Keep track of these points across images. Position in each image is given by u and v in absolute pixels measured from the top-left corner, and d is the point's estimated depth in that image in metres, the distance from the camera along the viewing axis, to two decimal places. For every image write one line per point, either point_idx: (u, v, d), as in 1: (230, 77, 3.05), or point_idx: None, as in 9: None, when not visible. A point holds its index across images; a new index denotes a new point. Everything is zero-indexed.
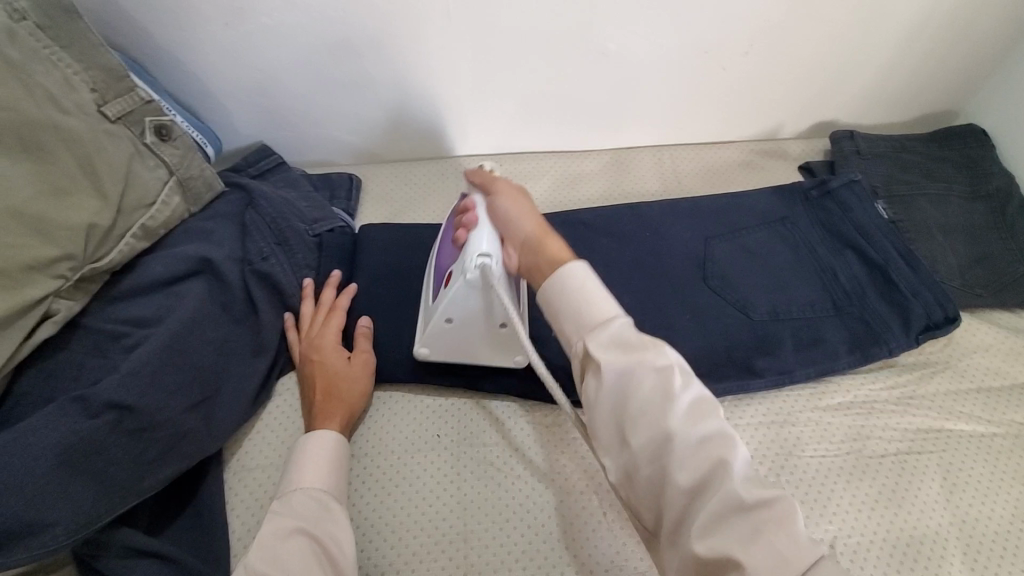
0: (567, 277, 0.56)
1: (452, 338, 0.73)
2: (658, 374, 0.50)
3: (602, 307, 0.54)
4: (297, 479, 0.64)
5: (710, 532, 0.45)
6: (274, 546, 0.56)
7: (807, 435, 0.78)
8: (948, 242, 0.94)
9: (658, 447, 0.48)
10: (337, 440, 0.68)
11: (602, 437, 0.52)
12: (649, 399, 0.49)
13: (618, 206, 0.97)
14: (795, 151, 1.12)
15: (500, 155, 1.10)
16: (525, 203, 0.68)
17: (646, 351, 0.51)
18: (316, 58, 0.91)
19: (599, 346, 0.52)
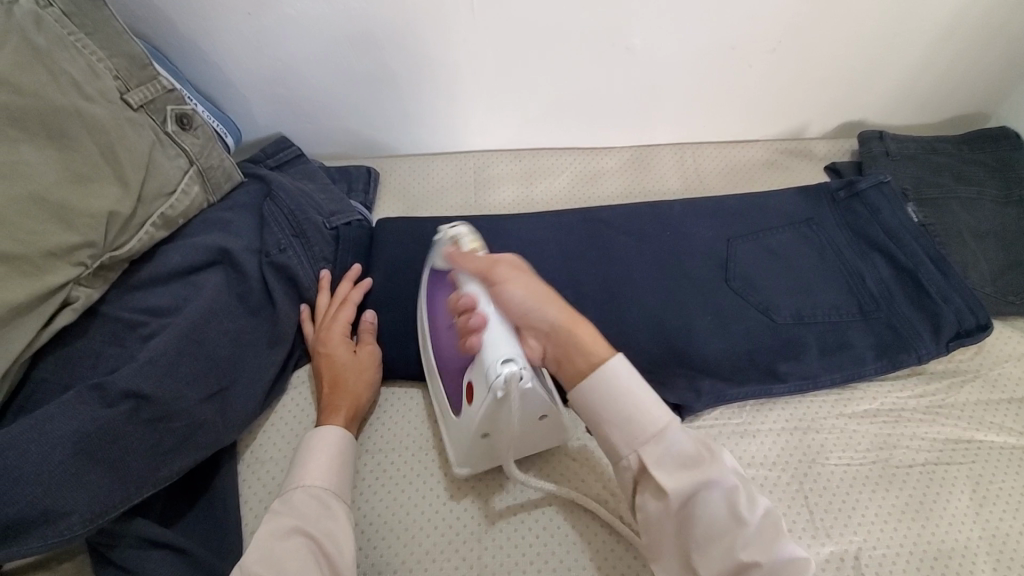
0: (616, 384, 0.57)
1: (489, 449, 0.67)
2: (721, 493, 0.52)
3: (657, 419, 0.56)
4: (297, 476, 0.62)
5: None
6: (275, 550, 0.56)
7: (831, 443, 0.76)
8: (980, 247, 0.91)
9: (728, 568, 0.51)
10: (341, 435, 0.66)
11: (666, 555, 0.55)
12: (714, 519, 0.52)
13: (638, 204, 0.96)
14: (821, 151, 1.09)
15: (519, 150, 1.09)
16: (524, 280, 0.64)
17: (706, 466, 0.53)
18: (337, 50, 0.90)
19: (658, 465, 0.54)
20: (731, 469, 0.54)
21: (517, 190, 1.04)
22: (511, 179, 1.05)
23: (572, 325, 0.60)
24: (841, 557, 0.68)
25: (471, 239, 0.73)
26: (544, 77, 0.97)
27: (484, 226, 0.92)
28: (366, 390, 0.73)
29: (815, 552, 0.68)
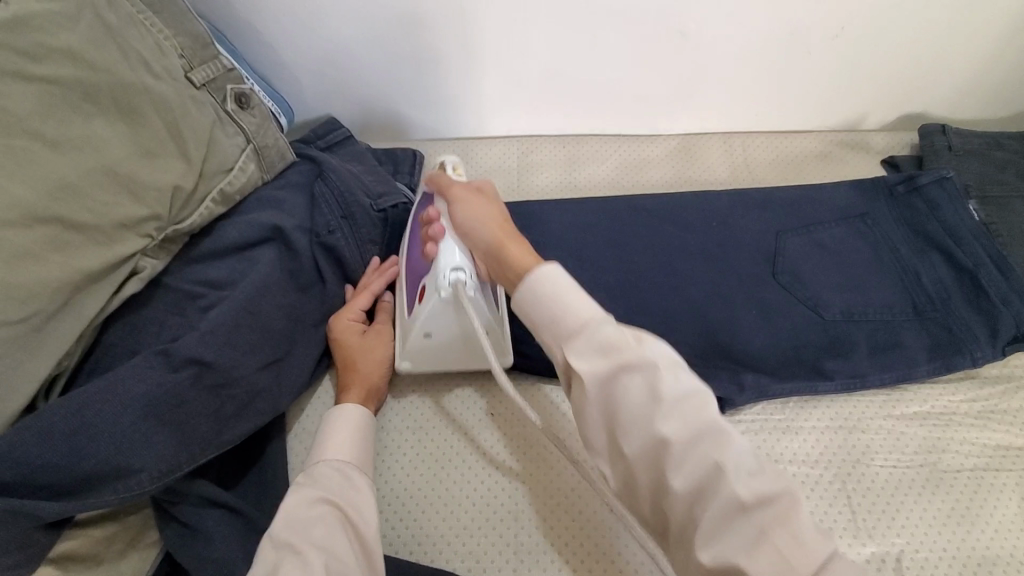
0: (540, 284, 0.54)
1: (432, 353, 0.74)
2: (644, 375, 0.48)
3: (581, 310, 0.52)
4: (320, 452, 0.65)
5: (709, 543, 0.45)
6: (303, 518, 0.57)
7: (877, 444, 0.75)
8: None
9: (652, 451, 0.48)
10: (357, 414, 0.69)
11: (596, 446, 0.52)
12: (636, 404, 0.48)
13: (685, 194, 0.94)
14: (878, 143, 1.05)
15: (563, 135, 1.08)
16: (479, 204, 0.67)
17: (630, 348, 0.49)
18: (388, 31, 0.91)
19: (576, 355, 0.51)
20: (660, 351, 0.50)
21: (559, 177, 1.03)
22: (554, 165, 1.05)
23: (508, 243, 0.61)
24: (882, 559, 0.67)
25: (456, 168, 0.81)
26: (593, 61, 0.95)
27: (527, 212, 0.92)
28: (379, 375, 0.75)
29: (855, 552, 0.67)
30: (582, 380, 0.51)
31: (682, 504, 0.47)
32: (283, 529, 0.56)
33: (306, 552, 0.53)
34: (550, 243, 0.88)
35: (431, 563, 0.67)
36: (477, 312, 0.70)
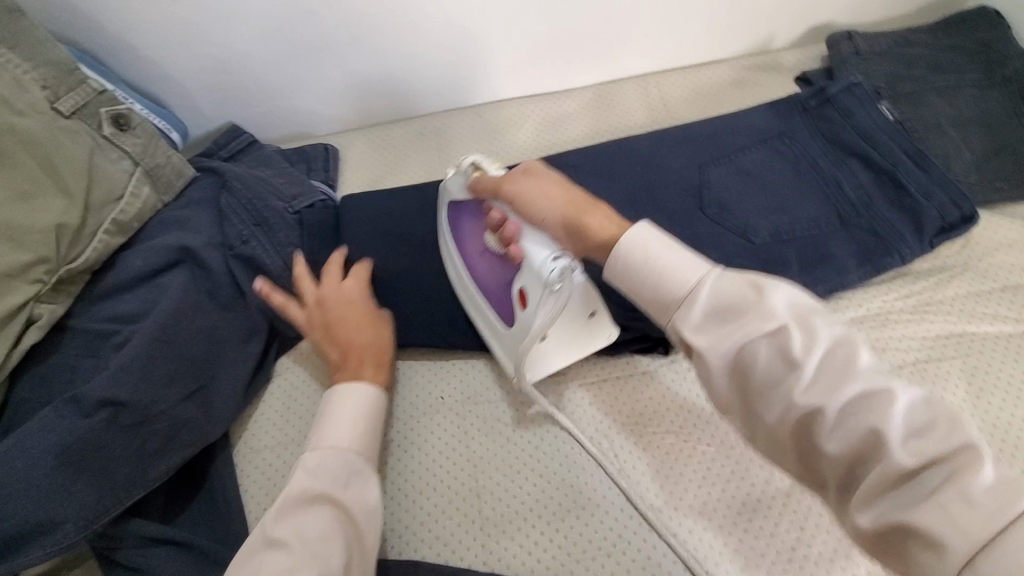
0: (628, 257, 0.53)
1: (543, 351, 0.70)
2: (771, 339, 0.45)
3: (694, 273, 0.49)
4: (328, 437, 0.61)
5: (867, 504, 0.40)
6: (302, 514, 0.54)
7: None
8: (962, 137, 0.86)
9: (796, 418, 0.44)
10: (372, 393, 0.66)
11: (729, 408, 0.49)
12: (766, 372, 0.45)
13: (605, 145, 0.93)
14: (789, 61, 1.04)
15: (478, 105, 1.04)
16: (543, 181, 0.65)
17: (755, 310, 0.46)
18: (276, 30, 0.88)
19: (689, 326, 0.48)
20: (789, 307, 0.46)
21: (479, 147, 1.00)
22: (471, 137, 1.01)
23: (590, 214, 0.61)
24: None
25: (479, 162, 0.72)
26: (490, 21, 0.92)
27: None
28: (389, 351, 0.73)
29: None
30: (701, 357, 0.47)
31: (833, 466, 0.43)
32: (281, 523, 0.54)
33: (300, 553, 0.52)
34: None
35: (400, 556, 0.66)
36: (583, 291, 0.65)
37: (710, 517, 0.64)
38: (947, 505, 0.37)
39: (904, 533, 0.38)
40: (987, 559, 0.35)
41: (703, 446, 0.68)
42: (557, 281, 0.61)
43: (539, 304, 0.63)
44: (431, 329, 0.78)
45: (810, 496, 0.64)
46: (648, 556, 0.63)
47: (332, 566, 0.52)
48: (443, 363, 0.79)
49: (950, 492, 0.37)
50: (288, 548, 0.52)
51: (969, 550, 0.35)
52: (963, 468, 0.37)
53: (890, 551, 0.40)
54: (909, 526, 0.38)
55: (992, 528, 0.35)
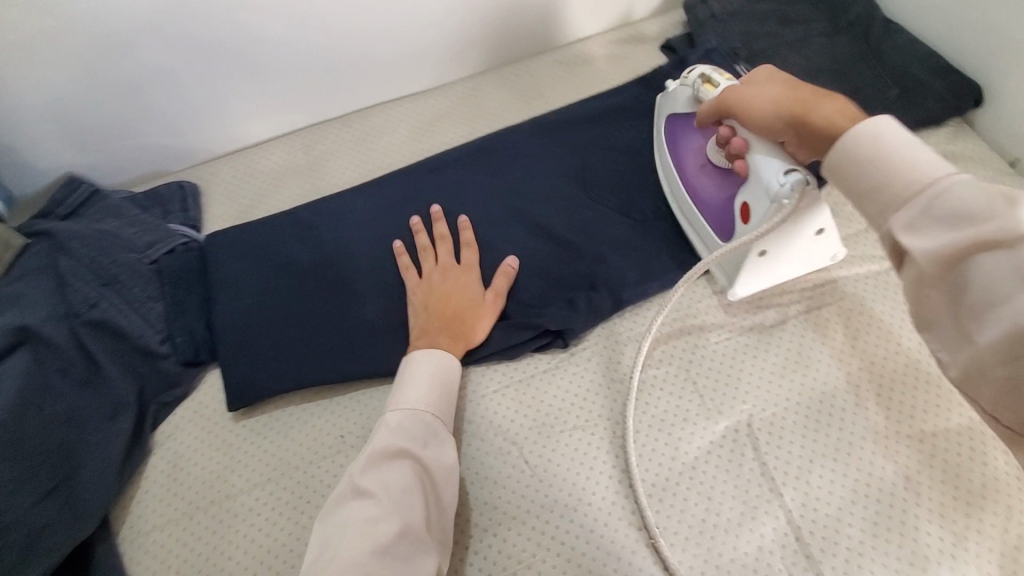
0: (857, 146, 0.47)
1: (767, 266, 0.70)
2: (1011, 250, 0.38)
3: (927, 176, 0.43)
4: (409, 397, 0.62)
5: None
6: (384, 468, 0.55)
7: (709, 323, 0.74)
8: (816, 87, 0.88)
9: (1019, 339, 0.38)
10: (445, 359, 0.65)
11: (941, 324, 0.44)
12: (994, 282, 0.39)
13: (481, 139, 0.89)
14: (652, 32, 1.03)
15: (345, 115, 0.98)
16: (761, 83, 0.63)
17: (1000, 215, 0.39)
18: (99, 71, 0.79)
19: (902, 226, 0.43)
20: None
21: (352, 160, 0.92)
22: (345, 148, 0.94)
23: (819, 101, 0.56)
24: (737, 428, 0.66)
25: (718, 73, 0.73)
26: (331, 24, 0.85)
27: (322, 209, 0.83)
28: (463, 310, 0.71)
29: (710, 432, 0.66)
30: (912, 257, 0.43)
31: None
32: (364, 475, 0.55)
33: (386, 505, 0.53)
34: (357, 234, 0.80)
35: None
36: (820, 209, 0.65)
37: (623, 505, 0.63)
38: None
39: None
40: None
41: (610, 435, 0.68)
42: (785, 198, 0.61)
43: (764, 216, 0.64)
44: (308, 368, 0.71)
45: (714, 464, 0.64)
46: (567, 555, 0.61)
47: (412, 520, 0.53)
48: (334, 398, 0.72)
49: None
50: (372, 498, 0.53)
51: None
52: None
53: None
54: None
55: None
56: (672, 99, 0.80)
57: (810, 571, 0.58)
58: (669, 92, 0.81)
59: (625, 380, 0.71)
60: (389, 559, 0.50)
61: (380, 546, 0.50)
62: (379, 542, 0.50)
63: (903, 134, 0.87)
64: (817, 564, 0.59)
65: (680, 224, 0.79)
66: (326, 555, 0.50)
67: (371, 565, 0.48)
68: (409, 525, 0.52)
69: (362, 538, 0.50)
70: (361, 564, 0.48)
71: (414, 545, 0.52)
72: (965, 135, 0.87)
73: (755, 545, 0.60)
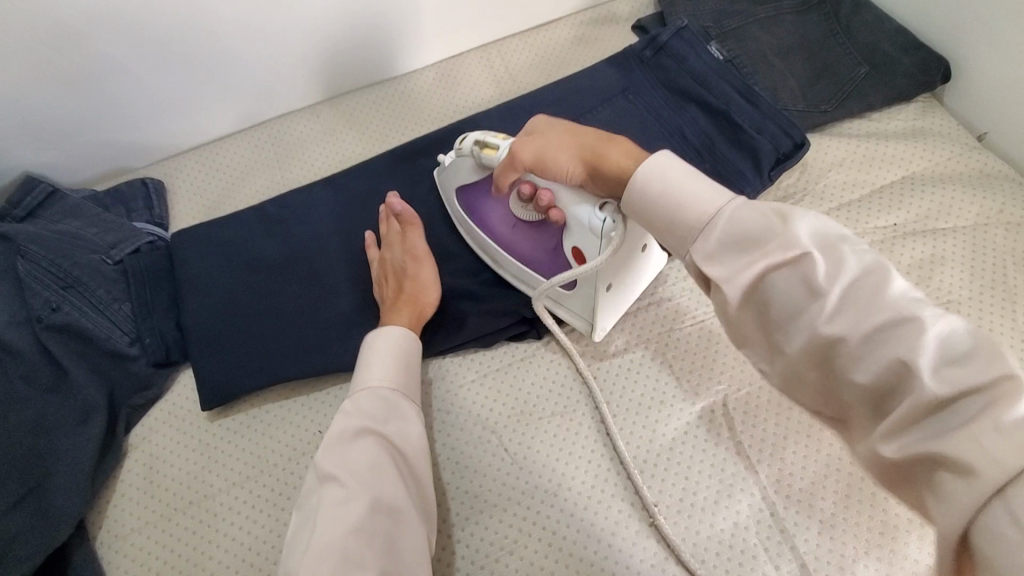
0: (648, 182, 0.52)
1: (624, 290, 0.69)
2: (794, 265, 0.43)
3: (706, 203, 0.49)
4: (367, 378, 0.61)
5: (892, 434, 0.39)
6: (349, 449, 0.55)
7: (684, 306, 0.74)
8: (787, 66, 0.87)
9: (820, 347, 0.42)
10: (402, 335, 0.64)
11: (753, 340, 0.47)
12: (787, 300, 0.43)
13: (451, 126, 0.87)
14: (623, 11, 1.01)
15: (312, 106, 0.95)
16: (534, 137, 0.63)
17: (776, 234, 0.44)
18: (45, 68, 0.76)
19: (708, 256, 0.47)
20: (812, 232, 0.44)
21: (320, 150, 0.91)
22: (312, 141, 0.92)
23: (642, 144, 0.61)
24: (712, 410, 0.67)
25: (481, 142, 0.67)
26: (286, 13, 0.82)
27: (290, 202, 0.81)
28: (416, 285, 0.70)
29: (686, 413, 0.67)
30: (717, 287, 0.46)
31: (856, 396, 0.41)
32: (328, 460, 0.54)
33: (352, 483, 0.52)
34: (328, 227, 0.79)
35: None
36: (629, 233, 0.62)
37: (603, 487, 0.64)
38: (980, 435, 0.34)
39: (930, 454, 0.36)
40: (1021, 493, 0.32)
41: (589, 420, 0.68)
42: (612, 230, 0.57)
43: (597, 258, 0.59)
44: (283, 365, 0.71)
45: (691, 445, 0.65)
46: (548, 539, 0.62)
47: (385, 495, 0.52)
48: (311, 393, 0.71)
49: (983, 424, 0.34)
50: (340, 481, 0.52)
51: (1000, 479, 0.33)
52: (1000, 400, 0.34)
53: (911, 476, 0.39)
54: (937, 456, 0.36)
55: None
56: (450, 174, 0.73)
57: (783, 544, 0.59)
58: (443, 167, 0.74)
59: (603, 365, 0.71)
60: (368, 535, 0.50)
61: (355, 525, 0.49)
62: (353, 522, 0.49)
63: (872, 111, 0.87)
64: (790, 537, 0.60)
65: (517, 288, 0.73)
66: (304, 542, 0.50)
67: (348, 544, 0.48)
68: (383, 499, 0.52)
69: (334, 521, 0.50)
70: (336, 545, 0.48)
71: (393, 520, 0.52)
72: (934, 110, 0.87)
73: (731, 522, 0.61)
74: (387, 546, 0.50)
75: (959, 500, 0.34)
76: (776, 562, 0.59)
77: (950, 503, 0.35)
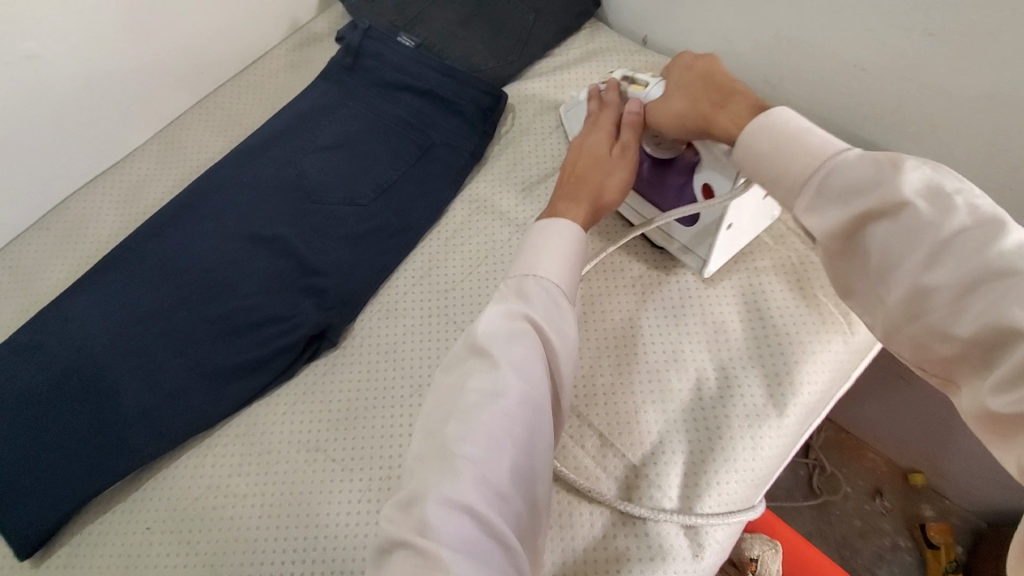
0: (773, 125, 0.55)
1: (738, 235, 0.73)
2: (901, 209, 0.47)
3: (806, 163, 0.52)
4: (529, 259, 0.62)
5: (1004, 386, 0.41)
6: (507, 328, 0.56)
7: (451, 267, 0.82)
8: (470, 33, 0.97)
9: (915, 296, 0.46)
10: (567, 227, 0.64)
11: (859, 290, 0.52)
12: (889, 245, 0.48)
13: (189, 188, 0.88)
14: (322, 28, 1.06)
15: (41, 220, 0.90)
16: (673, 83, 0.68)
17: (881, 184, 0.48)
18: None
19: (815, 202, 0.52)
20: (920, 184, 0.47)
21: (63, 258, 0.86)
22: (51, 254, 0.87)
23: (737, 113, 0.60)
24: None
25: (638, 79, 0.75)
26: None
27: (43, 321, 0.77)
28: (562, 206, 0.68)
29: None
30: (818, 233, 0.52)
31: (962, 349, 0.44)
32: (491, 329, 0.56)
33: (507, 368, 0.53)
34: (88, 330, 0.76)
35: None
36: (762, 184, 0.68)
37: None
38: None
39: None
40: None
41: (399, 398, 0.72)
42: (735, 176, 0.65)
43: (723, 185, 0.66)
44: (87, 481, 0.69)
45: None
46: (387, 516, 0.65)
47: (533, 391, 0.53)
48: (131, 494, 0.71)
49: None
50: (491, 360, 0.54)
51: None
52: None
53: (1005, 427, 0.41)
54: None
55: None
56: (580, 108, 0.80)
57: (582, 426, 0.68)
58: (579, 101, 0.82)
59: (398, 346, 0.76)
60: (515, 423, 0.51)
61: (503, 410, 0.51)
62: (500, 406, 0.51)
63: (555, 47, 0.99)
64: (587, 418, 0.69)
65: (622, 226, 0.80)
66: (444, 410, 0.53)
67: (494, 430, 0.50)
68: (528, 393, 0.52)
69: (480, 395, 0.52)
70: (483, 424, 0.50)
71: (531, 415, 0.52)
72: (603, 30, 1.00)
73: None
74: (522, 439, 0.51)
75: None
76: (581, 443, 0.67)
77: None
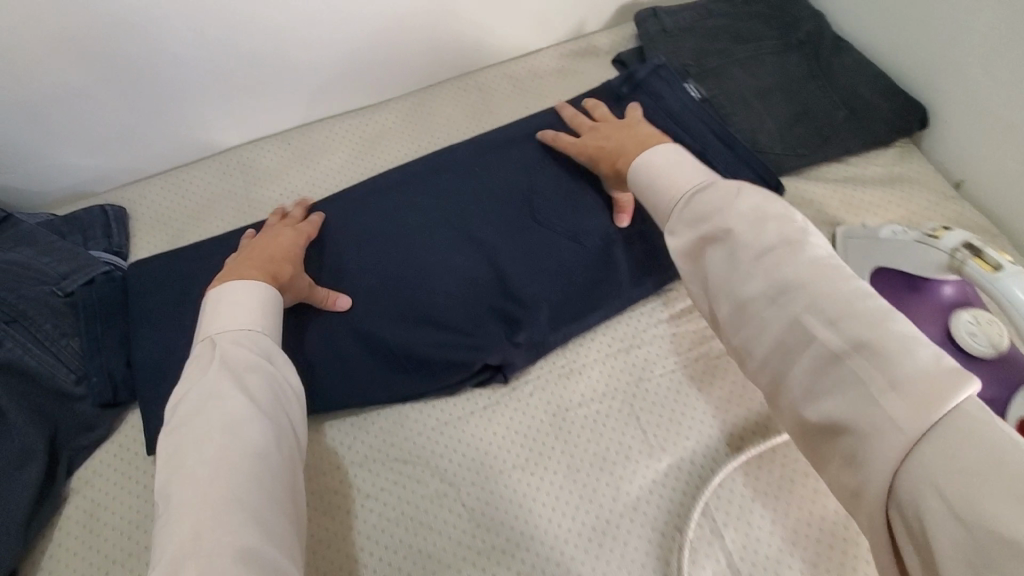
0: (647, 165, 0.64)
1: None
2: (725, 234, 0.54)
3: (681, 186, 0.61)
4: (214, 323, 0.59)
5: (815, 398, 0.47)
6: (240, 377, 0.54)
7: (655, 353, 0.72)
8: (765, 108, 0.85)
9: (739, 309, 0.53)
10: (253, 292, 0.61)
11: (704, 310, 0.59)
12: (720, 272, 0.55)
13: (424, 159, 0.85)
14: (604, 45, 0.99)
15: (285, 132, 0.92)
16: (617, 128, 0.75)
17: (718, 216, 0.55)
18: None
19: (680, 227, 0.58)
20: (749, 210, 0.54)
21: (294, 174, 0.88)
22: (285, 166, 0.89)
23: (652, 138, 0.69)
24: (678, 468, 0.65)
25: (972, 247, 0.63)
26: (252, 24, 0.78)
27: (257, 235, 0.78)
28: (295, 275, 0.67)
29: (652, 470, 0.65)
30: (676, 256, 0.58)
31: (775, 358, 0.50)
32: (223, 380, 0.53)
33: (252, 409, 0.52)
34: None
35: None
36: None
37: (563, 549, 0.61)
38: (881, 399, 0.42)
39: (847, 423, 0.44)
40: (921, 448, 0.40)
41: (552, 475, 0.65)
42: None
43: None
44: None
45: (657, 506, 0.63)
46: None
47: (280, 431, 0.53)
48: None
49: (882, 387, 0.42)
50: (234, 399, 0.52)
51: (907, 440, 0.40)
52: (894, 360, 0.42)
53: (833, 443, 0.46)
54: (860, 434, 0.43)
55: (924, 418, 0.40)
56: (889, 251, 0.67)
57: None
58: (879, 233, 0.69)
59: (567, 417, 0.69)
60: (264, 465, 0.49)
61: (257, 445, 0.50)
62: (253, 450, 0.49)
63: (851, 156, 0.85)
64: None
65: None
66: (182, 459, 0.49)
67: (253, 470, 0.48)
68: (276, 429, 0.52)
69: (220, 442, 0.49)
70: (230, 462, 0.48)
71: (280, 455, 0.52)
72: (915, 157, 0.85)
73: None
74: (277, 474, 0.50)
75: (874, 467, 0.41)
76: None
77: (868, 468, 0.42)
